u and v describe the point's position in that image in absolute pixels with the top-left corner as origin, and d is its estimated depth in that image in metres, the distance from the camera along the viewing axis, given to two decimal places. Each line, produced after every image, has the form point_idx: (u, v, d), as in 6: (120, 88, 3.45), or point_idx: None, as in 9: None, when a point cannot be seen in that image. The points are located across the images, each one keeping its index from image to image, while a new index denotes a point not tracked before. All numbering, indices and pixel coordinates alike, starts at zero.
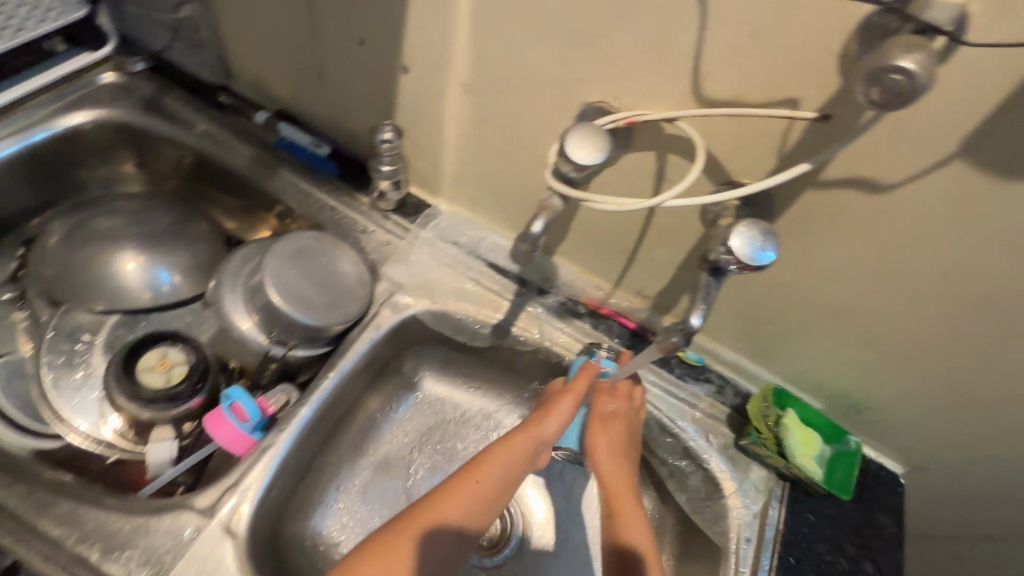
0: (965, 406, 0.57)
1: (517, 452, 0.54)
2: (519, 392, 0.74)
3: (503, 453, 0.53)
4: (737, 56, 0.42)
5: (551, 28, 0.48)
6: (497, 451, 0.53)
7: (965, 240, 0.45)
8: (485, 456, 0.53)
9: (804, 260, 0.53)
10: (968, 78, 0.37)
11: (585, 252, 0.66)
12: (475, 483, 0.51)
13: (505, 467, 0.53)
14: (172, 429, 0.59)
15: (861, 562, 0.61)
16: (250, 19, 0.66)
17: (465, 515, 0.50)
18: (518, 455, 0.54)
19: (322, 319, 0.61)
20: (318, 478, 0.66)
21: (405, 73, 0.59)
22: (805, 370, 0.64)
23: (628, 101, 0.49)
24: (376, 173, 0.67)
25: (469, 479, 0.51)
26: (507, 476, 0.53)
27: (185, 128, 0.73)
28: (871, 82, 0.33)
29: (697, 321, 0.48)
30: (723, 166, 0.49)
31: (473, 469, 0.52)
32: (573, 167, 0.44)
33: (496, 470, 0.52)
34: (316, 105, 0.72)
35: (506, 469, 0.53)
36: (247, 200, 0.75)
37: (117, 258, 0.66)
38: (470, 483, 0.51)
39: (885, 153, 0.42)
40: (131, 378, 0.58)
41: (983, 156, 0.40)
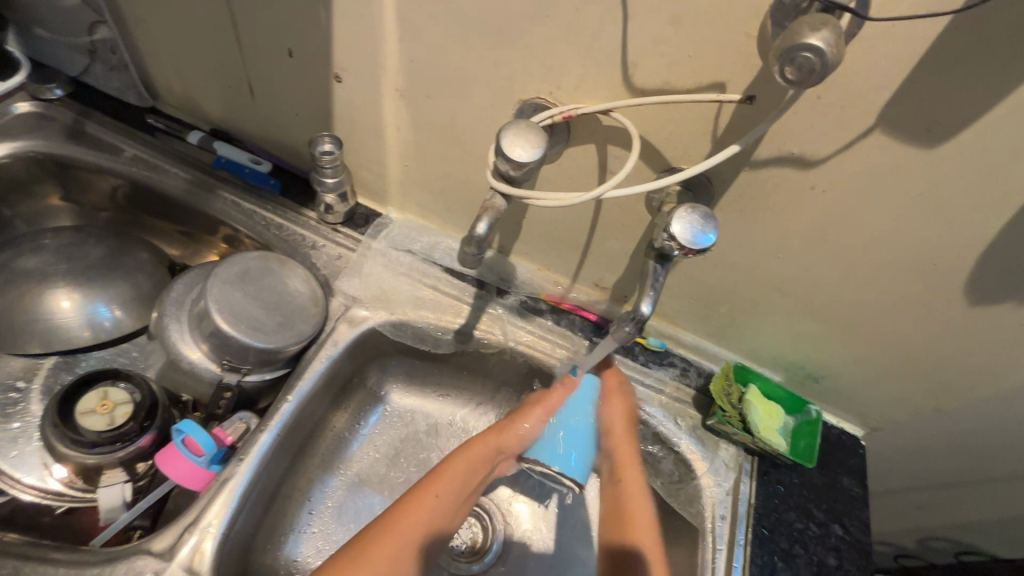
0: (911, 365, 0.60)
1: (474, 460, 0.58)
2: (488, 395, 0.74)
3: (462, 462, 0.57)
4: (662, 45, 0.42)
5: (478, 28, 0.47)
6: (455, 463, 0.57)
7: (892, 208, 0.47)
8: (441, 470, 0.57)
9: (748, 240, 0.54)
10: (876, 52, 0.38)
11: (539, 249, 0.67)
12: (435, 497, 0.55)
13: (462, 477, 0.57)
14: (123, 472, 0.56)
15: (831, 525, 0.63)
16: (172, 37, 0.64)
17: (427, 529, 0.53)
18: (475, 463, 0.58)
19: (275, 341, 0.59)
20: (287, 505, 0.64)
21: (339, 83, 0.58)
22: (761, 345, 0.66)
23: (562, 96, 0.49)
24: (320, 187, 0.66)
25: (428, 493, 0.54)
26: (465, 484, 0.57)
27: (112, 154, 0.70)
28: (785, 61, 0.34)
29: (648, 309, 0.48)
30: (660, 153, 0.50)
31: (433, 482, 0.56)
32: (512, 166, 0.44)
33: (453, 481, 0.56)
34: (251, 121, 0.70)
35: (464, 479, 0.57)
36: (188, 224, 0.72)
37: (48, 297, 0.62)
38: (430, 497, 0.54)
39: (810, 129, 0.44)
40: (71, 423, 0.54)
41: (898, 125, 0.41)
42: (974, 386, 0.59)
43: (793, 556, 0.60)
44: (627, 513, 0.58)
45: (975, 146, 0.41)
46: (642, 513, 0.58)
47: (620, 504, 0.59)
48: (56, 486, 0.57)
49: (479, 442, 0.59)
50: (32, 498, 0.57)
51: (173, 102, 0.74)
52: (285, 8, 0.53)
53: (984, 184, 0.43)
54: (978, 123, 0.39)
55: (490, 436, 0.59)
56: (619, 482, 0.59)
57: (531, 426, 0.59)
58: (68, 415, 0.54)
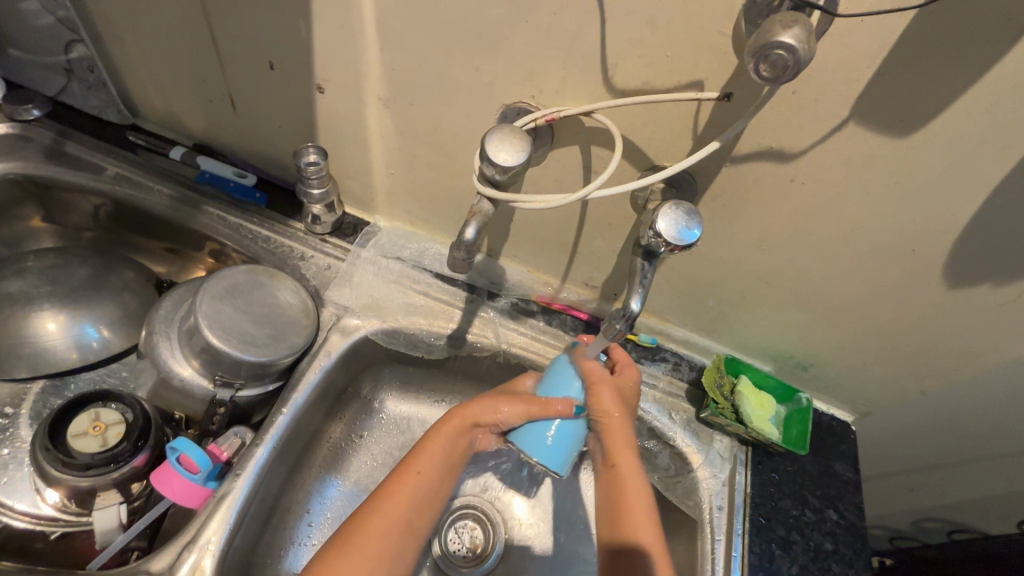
0: (896, 349, 0.61)
1: (456, 436, 0.56)
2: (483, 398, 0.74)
3: (441, 439, 0.56)
4: (640, 46, 0.43)
5: (458, 35, 0.48)
6: (435, 439, 0.56)
7: (870, 197, 0.48)
8: (422, 449, 0.55)
9: (732, 233, 0.55)
10: (847, 46, 0.39)
11: (528, 251, 0.67)
12: (417, 475, 0.53)
13: (442, 454, 0.55)
14: (118, 493, 0.55)
15: (826, 511, 0.64)
16: (149, 53, 0.63)
17: (409, 508, 0.52)
18: (455, 441, 0.56)
19: (267, 354, 0.59)
20: (286, 518, 0.63)
21: (322, 93, 0.58)
22: (750, 336, 0.67)
23: (544, 99, 0.50)
24: (307, 198, 0.66)
25: (409, 472, 0.53)
26: (448, 461, 0.55)
27: (93, 172, 0.69)
28: (759, 58, 0.34)
29: (637, 305, 0.49)
30: (643, 152, 0.50)
31: (413, 461, 0.54)
32: (498, 170, 0.44)
33: (434, 460, 0.54)
34: (234, 135, 0.69)
35: (446, 456, 0.55)
36: (174, 240, 0.71)
37: (33, 320, 0.61)
38: (410, 475, 0.53)
39: (787, 123, 0.45)
40: (62, 446, 0.53)
41: (872, 117, 0.42)
42: (957, 367, 0.60)
43: (790, 542, 0.61)
44: (624, 505, 0.55)
45: (946, 134, 0.42)
46: (641, 501, 0.55)
47: (619, 492, 0.56)
48: (49, 511, 0.56)
49: (458, 415, 0.57)
50: (26, 524, 0.56)
51: (153, 118, 0.74)
52: (264, 21, 0.53)
53: (956, 169, 0.44)
54: (947, 112, 0.41)
55: (469, 411, 0.57)
56: (614, 469, 0.57)
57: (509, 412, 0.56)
58: (58, 438, 0.54)
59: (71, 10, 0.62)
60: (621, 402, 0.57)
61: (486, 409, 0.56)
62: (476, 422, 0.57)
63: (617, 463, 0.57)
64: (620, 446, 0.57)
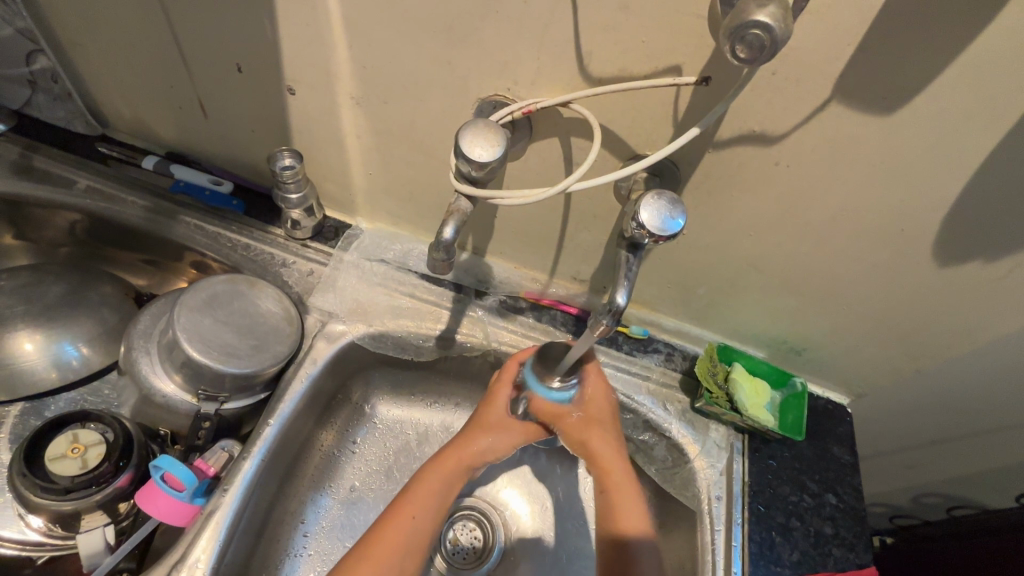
0: (888, 330, 0.60)
1: (450, 475, 0.56)
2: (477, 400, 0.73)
3: (435, 481, 0.55)
4: (613, 32, 0.42)
5: (427, 27, 0.46)
6: (430, 482, 0.54)
7: (855, 178, 0.47)
8: (415, 488, 0.54)
9: (718, 220, 0.54)
10: (827, 24, 0.38)
11: (514, 247, 0.66)
12: (411, 519, 0.52)
13: (439, 497, 0.54)
14: (104, 515, 0.54)
15: (825, 495, 0.63)
16: (113, 61, 0.61)
17: (402, 552, 0.51)
18: (450, 481, 0.55)
19: (250, 365, 0.57)
20: (280, 530, 0.62)
21: (293, 95, 0.57)
22: (742, 323, 0.66)
23: (520, 91, 0.48)
24: (285, 204, 0.64)
25: (403, 514, 0.52)
26: (442, 499, 0.55)
27: (63, 186, 0.67)
28: (735, 40, 0.33)
29: (622, 299, 0.47)
30: (625, 140, 0.49)
31: (406, 504, 0.53)
32: (474, 167, 0.43)
33: (429, 500, 0.54)
34: (207, 142, 0.68)
35: (440, 494, 0.55)
36: (152, 252, 0.70)
37: (8, 341, 0.60)
38: (404, 519, 0.52)
39: (769, 105, 0.43)
40: (40, 472, 0.52)
41: (854, 95, 0.41)
42: (950, 345, 0.60)
43: (790, 529, 0.60)
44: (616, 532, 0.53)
45: (930, 109, 0.41)
46: (634, 516, 0.54)
47: (610, 510, 0.54)
48: (35, 536, 0.55)
49: (453, 458, 0.56)
50: (13, 551, 0.55)
51: (124, 128, 0.72)
52: (227, 22, 0.52)
53: (943, 144, 0.43)
54: (929, 88, 0.40)
55: (463, 453, 0.56)
56: (603, 492, 0.55)
57: (490, 442, 0.57)
58: (37, 462, 0.52)
59: (29, 19, 0.60)
60: (601, 430, 0.57)
61: (473, 447, 0.56)
62: (469, 463, 0.57)
63: (608, 491, 0.55)
64: (607, 473, 0.55)
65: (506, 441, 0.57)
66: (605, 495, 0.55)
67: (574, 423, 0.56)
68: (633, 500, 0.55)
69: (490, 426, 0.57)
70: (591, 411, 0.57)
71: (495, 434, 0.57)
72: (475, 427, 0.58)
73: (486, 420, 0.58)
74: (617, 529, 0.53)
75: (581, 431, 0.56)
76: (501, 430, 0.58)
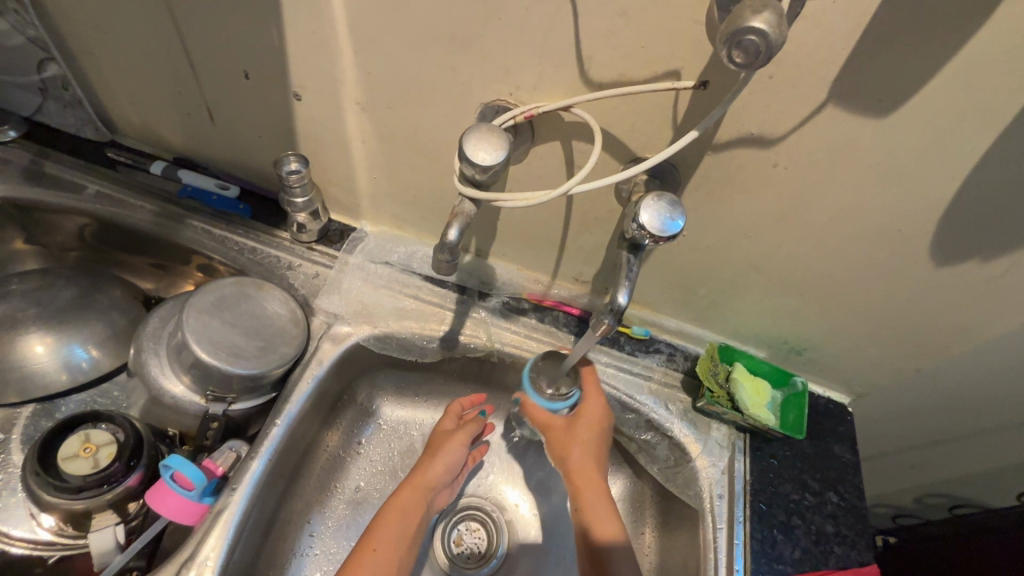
0: (888, 329, 0.61)
1: (409, 501, 0.59)
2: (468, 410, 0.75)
3: (394, 508, 0.58)
4: (613, 39, 0.43)
5: (431, 34, 0.47)
6: (390, 510, 0.58)
7: (852, 179, 0.48)
8: (378, 523, 0.56)
9: (718, 221, 0.55)
10: (822, 28, 0.39)
11: (516, 249, 0.67)
12: (373, 552, 0.54)
13: (400, 527, 0.57)
14: (115, 514, 0.55)
15: (826, 493, 0.64)
16: (122, 68, 0.63)
17: None
18: (411, 509, 0.59)
19: (258, 366, 0.58)
20: (288, 529, 0.63)
21: (299, 100, 0.58)
22: (742, 324, 0.67)
23: (522, 95, 0.49)
24: (291, 207, 0.65)
25: (365, 549, 0.54)
26: (406, 526, 0.57)
27: (73, 191, 0.68)
28: (732, 45, 0.34)
29: (624, 299, 0.48)
30: (624, 144, 0.50)
31: (370, 538, 0.55)
32: (478, 169, 0.43)
33: (392, 530, 0.56)
34: (214, 147, 0.69)
35: (402, 523, 0.57)
36: (160, 256, 0.71)
37: (20, 344, 0.61)
38: (367, 553, 0.54)
39: (766, 108, 0.44)
40: (52, 470, 0.53)
41: (850, 98, 0.42)
42: (949, 345, 0.60)
43: (791, 527, 0.61)
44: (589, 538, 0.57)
45: (925, 111, 0.42)
46: (609, 523, 0.57)
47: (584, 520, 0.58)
48: (47, 535, 0.56)
49: (409, 486, 0.60)
50: (24, 550, 0.56)
51: (132, 134, 0.73)
52: (235, 30, 0.53)
53: (939, 145, 0.44)
54: (924, 90, 0.41)
55: (417, 478, 0.61)
56: (577, 503, 0.59)
57: (445, 461, 0.63)
58: (49, 461, 0.53)
59: (40, 29, 0.61)
60: (581, 444, 0.60)
61: (427, 471, 0.62)
62: (425, 486, 0.61)
63: (580, 502, 0.59)
64: (582, 484, 0.59)
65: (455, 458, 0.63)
66: (579, 505, 0.59)
67: (560, 434, 0.61)
68: (606, 512, 0.58)
69: (434, 451, 0.63)
70: (577, 428, 0.61)
71: (444, 456, 0.63)
72: (424, 456, 0.63)
73: (432, 447, 0.64)
74: (590, 536, 0.57)
75: (562, 441, 0.61)
76: (455, 453, 0.63)
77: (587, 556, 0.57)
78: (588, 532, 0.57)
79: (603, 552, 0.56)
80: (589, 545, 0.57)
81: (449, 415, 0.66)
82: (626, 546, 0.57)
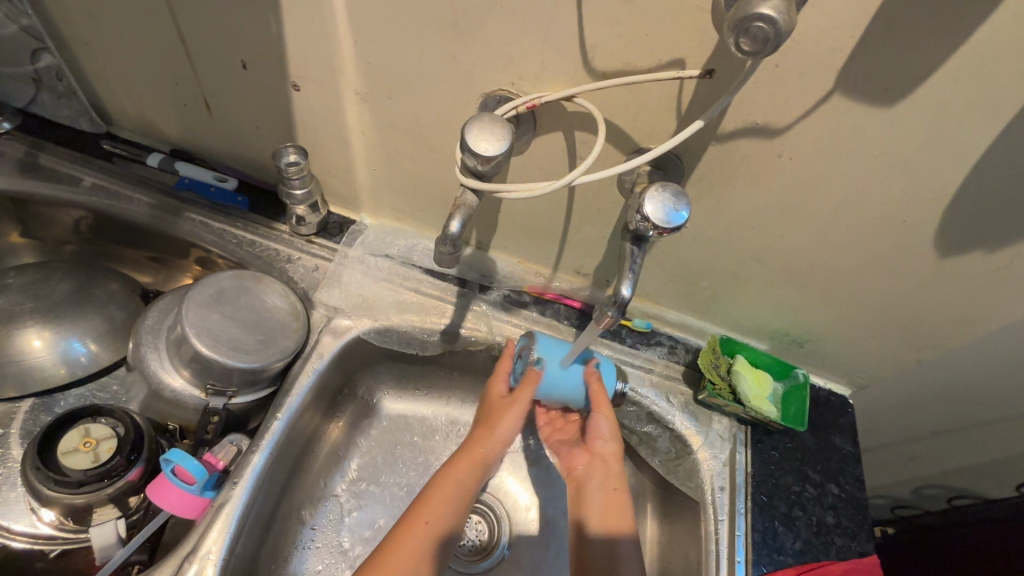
0: (889, 322, 0.61)
1: (464, 474, 0.56)
2: (468, 404, 0.75)
3: (451, 482, 0.55)
4: (617, 27, 0.42)
5: (431, 22, 0.46)
6: (446, 481, 0.55)
7: (857, 169, 0.47)
8: (431, 492, 0.54)
9: (721, 213, 0.55)
10: (829, 17, 0.38)
11: (517, 241, 0.66)
12: (425, 525, 0.52)
13: (453, 500, 0.55)
14: (115, 508, 0.55)
15: (826, 485, 0.64)
16: (117, 57, 0.61)
17: (417, 560, 0.50)
18: (468, 481, 0.56)
19: (258, 360, 0.58)
20: (290, 521, 0.63)
21: (297, 90, 0.57)
22: (744, 316, 0.67)
23: (524, 86, 0.49)
24: (289, 199, 0.65)
25: (416, 522, 0.52)
26: (460, 499, 0.55)
27: (69, 183, 0.67)
28: (739, 32, 0.34)
29: (628, 291, 0.48)
30: (628, 134, 0.50)
31: (420, 511, 0.53)
32: (479, 160, 0.43)
33: (447, 501, 0.54)
34: (211, 138, 0.68)
35: (456, 495, 0.55)
36: (157, 250, 0.70)
37: (18, 337, 0.60)
38: (421, 525, 0.52)
39: (771, 98, 0.44)
40: (53, 466, 0.53)
41: (857, 88, 0.42)
42: (951, 336, 0.60)
43: (792, 518, 0.61)
44: (611, 522, 0.57)
45: (931, 101, 0.41)
46: (627, 508, 0.58)
47: (606, 504, 0.58)
48: (46, 530, 0.56)
49: (467, 457, 0.57)
50: (25, 544, 0.56)
51: (127, 125, 0.72)
52: (232, 19, 0.52)
53: (944, 134, 0.43)
54: (931, 80, 0.40)
55: (474, 449, 0.57)
56: (611, 486, 0.59)
57: (502, 430, 0.58)
58: (50, 457, 0.53)
59: (34, 18, 0.60)
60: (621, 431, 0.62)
61: (487, 441, 0.58)
62: (484, 458, 0.57)
63: (615, 486, 0.59)
64: (614, 468, 0.60)
65: (513, 428, 0.59)
66: (613, 487, 0.59)
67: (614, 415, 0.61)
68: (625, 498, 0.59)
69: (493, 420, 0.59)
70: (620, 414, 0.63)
71: (505, 425, 0.58)
72: (479, 426, 0.59)
73: (487, 415, 0.59)
74: (614, 519, 0.57)
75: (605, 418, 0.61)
76: (515, 424, 0.59)
77: (601, 539, 0.56)
78: (608, 513, 0.57)
79: (619, 536, 0.56)
80: (605, 529, 0.56)
81: (499, 379, 0.61)
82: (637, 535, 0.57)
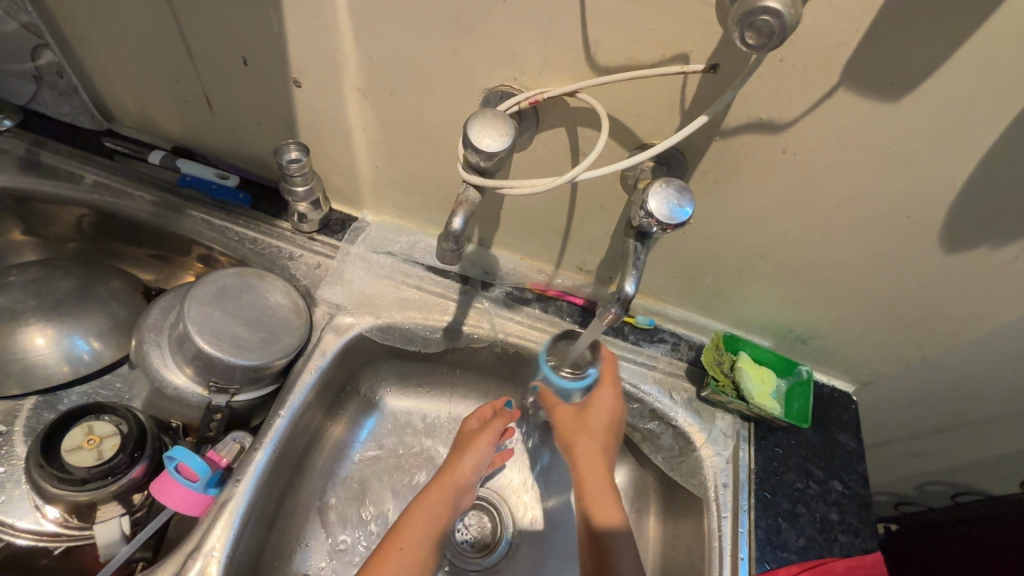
0: (895, 318, 0.61)
1: (439, 501, 0.56)
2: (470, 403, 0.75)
3: (423, 509, 0.55)
4: (620, 21, 0.42)
5: (433, 17, 0.46)
6: (420, 507, 0.55)
7: (862, 164, 0.47)
8: (405, 519, 0.54)
9: (726, 209, 0.54)
10: (834, 11, 0.38)
11: (520, 238, 0.66)
12: (400, 550, 0.51)
13: (428, 526, 0.54)
14: (119, 505, 0.55)
15: (830, 482, 0.64)
16: (117, 53, 0.61)
17: None
18: (442, 508, 0.56)
19: (260, 357, 0.58)
20: (293, 519, 0.63)
21: (298, 87, 0.57)
22: (748, 313, 0.67)
23: (527, 81, 0.48)
24: (292, 196, 0.64)
25: (394, 546, 0.52)
26: (434, 525, 0.55)
27: (70, 180, 0.67)
28: (744, 26, 0.33)
29: (631, 287, 0.48)
30: (631, 129, 0.49)
31: (395, 537, 0.53)
32: (482, 156, 0.43)
33: (422, 526, 0.54)
34: (213, 135, 0.68)
35: (432, 521, 0.55)
36: (159, 248, 0.70)
37: (21, 335, 0.60)
38: (395, 551, 0.51)
39: (776, 93, 0.43)
40: (57, 464, 0.53)
41: (863, 82, 0.41)
42: (957, 332, 0.60)
43: (796, 515, 0.61)
44: (589, 526, 0.56)
45: (938, 96, 0.41)
46: (608, 505, 0.56)
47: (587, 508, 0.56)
48: (51, 527, 0.56)
49: (437, 484, 0.57)
50: (29, 541, 0.56)
51: (129, 123, 0.72)
52: (232, 15, 0.52)
53: (951, 130, 0.43)
54: (938, 74, 0.40)
55: (445, 477, 0.58)
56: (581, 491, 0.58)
57: (472, 459, 0.59)
58: (53, 455, 0.54)
59: (34, 15, 0.60)
60: (587, 435, 0.60)
61: (457, 469, 0.58)
62: (457, 486, 0.58)
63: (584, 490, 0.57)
64: (585, 474, 0.58)
65: (483, 454, 0.60)
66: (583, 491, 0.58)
67: (570, 421, 0.61)
68: (606, 498, 0.57)
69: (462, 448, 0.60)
70: (589, 417, 0.60)
71: (473, 454, 0.59)
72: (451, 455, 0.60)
73: (458, 446, 0.61)
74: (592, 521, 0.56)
75: (571, 430, 0.60)
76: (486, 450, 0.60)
77: (588, 543, 0.56)
78: (590, 516, 0.56)
79: (603, 539, 0.55)
80: (591, 531, 0.56)
81: (473, 415, 0.63)
82: (628, 535, 0.55)
